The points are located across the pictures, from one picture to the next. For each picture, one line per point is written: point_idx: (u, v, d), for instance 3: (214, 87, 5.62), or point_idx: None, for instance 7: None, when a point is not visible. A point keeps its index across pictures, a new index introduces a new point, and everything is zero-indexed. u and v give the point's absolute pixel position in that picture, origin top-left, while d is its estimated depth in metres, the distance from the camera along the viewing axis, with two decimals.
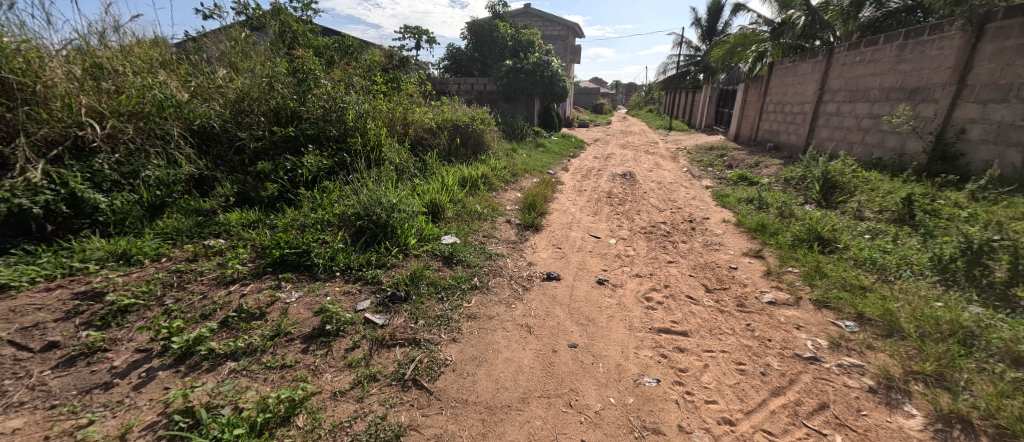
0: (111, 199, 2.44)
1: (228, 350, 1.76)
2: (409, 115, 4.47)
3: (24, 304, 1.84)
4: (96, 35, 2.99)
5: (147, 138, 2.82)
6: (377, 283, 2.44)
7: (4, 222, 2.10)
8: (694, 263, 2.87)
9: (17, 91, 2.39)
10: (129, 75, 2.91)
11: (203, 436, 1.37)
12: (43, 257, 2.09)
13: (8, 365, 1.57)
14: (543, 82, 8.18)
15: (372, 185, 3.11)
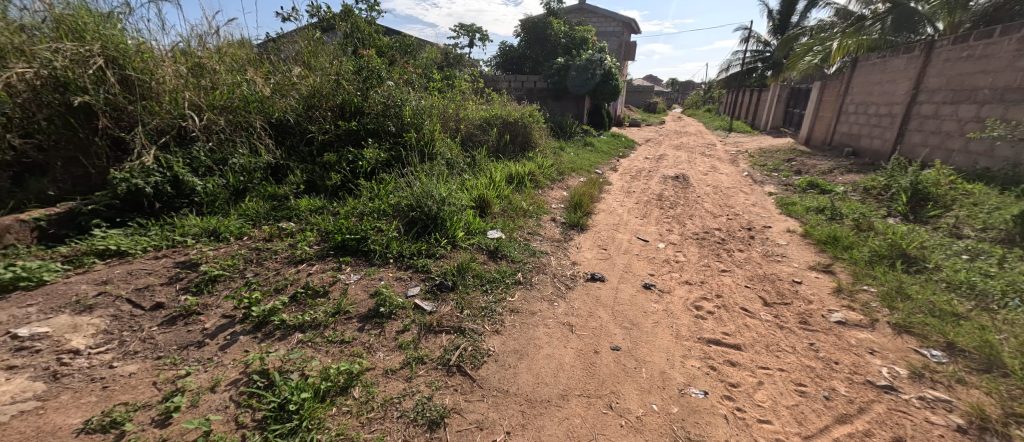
0: (205, 183, 2.74)
1: (296, 322, 1.94)
2: (461, 112, 4.59)
3: (138, 268, 2.14)
4: (197, 38, 3.36)
5: (234, 130, 3.13)
6: (427, 271, 2.55)
7: (123, 198, 2.46)
8: (751, 273, 2.75)
9: (138, 87, 2.77)
10: (222, 74, 3.23)
11: (276, 396, 1.53)
12: (151, 230, 2.40)
13: (126, 319, 1.84)
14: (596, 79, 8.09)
15: (426, 179, 3.24)
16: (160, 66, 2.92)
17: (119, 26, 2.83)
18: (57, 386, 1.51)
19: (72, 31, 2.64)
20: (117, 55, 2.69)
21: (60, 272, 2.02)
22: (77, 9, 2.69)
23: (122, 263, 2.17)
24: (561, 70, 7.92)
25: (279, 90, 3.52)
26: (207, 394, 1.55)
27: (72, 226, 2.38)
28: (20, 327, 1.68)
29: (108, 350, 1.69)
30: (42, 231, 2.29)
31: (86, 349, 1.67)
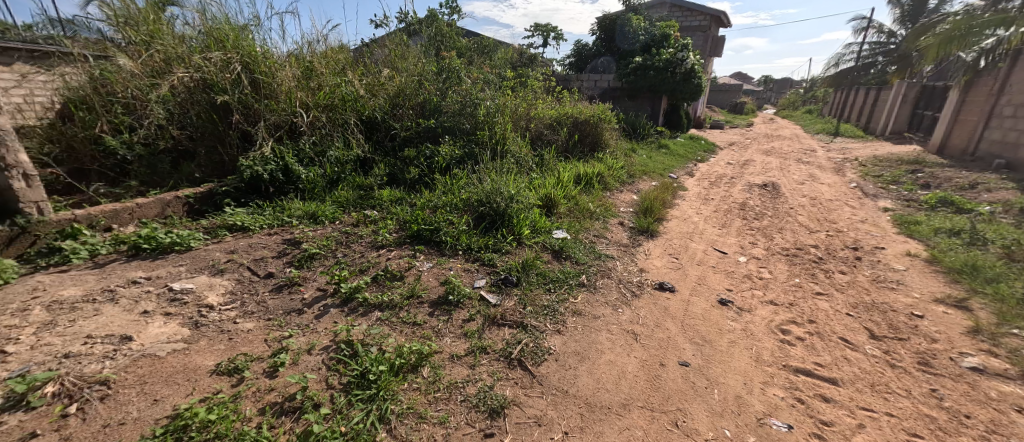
0: (308, 172, 3.09)
1: (377, 302, 2.12)
2: (533, 110, 4.64)
3: (257, 241, 2.52)
4: (308, 44, 3.71)
5: (334, 126, 3.47)
6: (493, 266, 2.64)
7: (248, 183, 2.91)
8: (854, 300, 2.47)
9: (264, 89, 3.21)
10: (327, 76, 3.56)
11: (358, 366, 1.70)
12: (266, 211, 2.78)
13: (248, 284, 2.17)
14: (675, 80, 7.67)
15: (495, 176, 3.34)
16: (279, 69, 3.31)
17: (252, 37, 3.27)
18: (197, 334, 1.79)
19: (218, 41, 3.13)
20: (250, 61, 3.16)
21: (199, 241, 2.43)
22: (222, 22, 3.18)
23: (243, 237, 2.56)
24: (636, 70, 7.70)
25: (371, 90, 3.82)
26: (305, 356, 1.76)
27: (211, 203, 2.85)
28: (175, 281, 2.08)
29: (233, 309, 1.99)
30: (189, 208, 2.76)
31: (217, 305, 1.98)
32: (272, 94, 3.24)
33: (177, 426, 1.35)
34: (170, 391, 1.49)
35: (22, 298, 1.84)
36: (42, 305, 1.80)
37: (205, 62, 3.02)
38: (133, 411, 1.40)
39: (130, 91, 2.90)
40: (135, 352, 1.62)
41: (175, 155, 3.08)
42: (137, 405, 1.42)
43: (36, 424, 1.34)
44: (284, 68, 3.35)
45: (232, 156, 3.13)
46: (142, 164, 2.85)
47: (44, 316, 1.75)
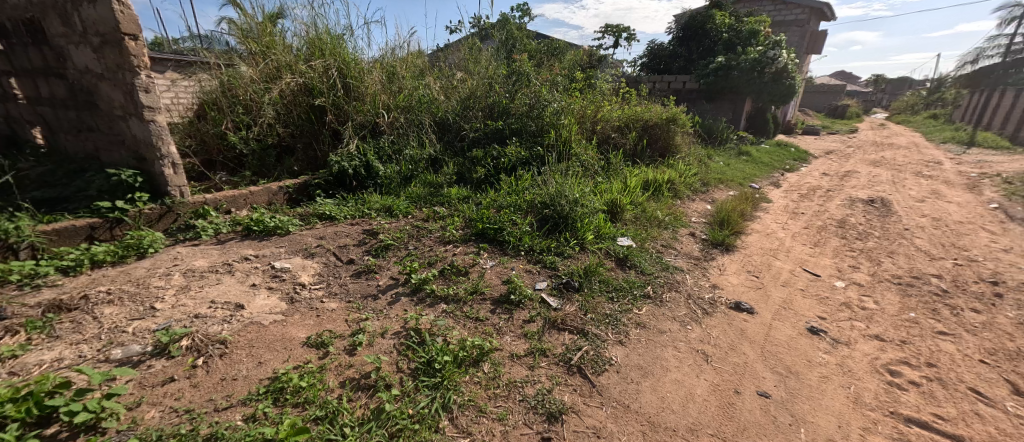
0: (386, 169, 3.32)
1: (442, 295, 2.26)
2: (600, 113, 4.56)
3: (341, 229, 2.78)
4: (392, 51, 4.05)
5: (410, 125, 3.70)
6: (553, 269, 2.65)
7: (335, 178, 3.21)
8: (992, 346, 2.11)
9: (354, 91, 3.53)
10: (406, 80, 3.88)
11: (424, 354, 1.80)
12: (349, 203, 3.02)
13: (335, 267, 2.44)
14: (762, 80, 7.12)
15: (560, 179, 3.34)
16: (365, 73, 3.63)
17: (347, 45, 3.65)
18: (292, 308, 2.08)
19: (319, 50, 3.52)
20: (343, 67, 3.51)
21: (295, 227, 2.73)
22: (324, 34, 3.55)
23: (330, 225, 2.82)
24: (716, 70, 7.27)
25: (445, 93, 4.11)
26: (378, 339, 1.92)
27: (306, 193, 3.17)
28: (276, 259, 2.40)
29: (320, 288, 2.26)
30: (288, 197, 3.10)
31: (308, 283, 2.27)
32: (360, 96, 3.57)
33: (275, 387, 1.56)
34: (272, 356, 1.73)
35: (163, 265, 2.20)
36: (180, 270, 2.17)
37: (308, 69, 3.40)
38: (243, 370, 1.64)
39: (250, 95, 3.27)
40: (244, 318, 1.93)
41: (279, 149, 3.42)
42: (246, 365, 1.67)
43: (173, 371, 1.60)
44: (371, 73, 3.67)
45: (323, 152, 3.45)
46: (255, 157, 3.20)
47: (179, 282, 2.08)
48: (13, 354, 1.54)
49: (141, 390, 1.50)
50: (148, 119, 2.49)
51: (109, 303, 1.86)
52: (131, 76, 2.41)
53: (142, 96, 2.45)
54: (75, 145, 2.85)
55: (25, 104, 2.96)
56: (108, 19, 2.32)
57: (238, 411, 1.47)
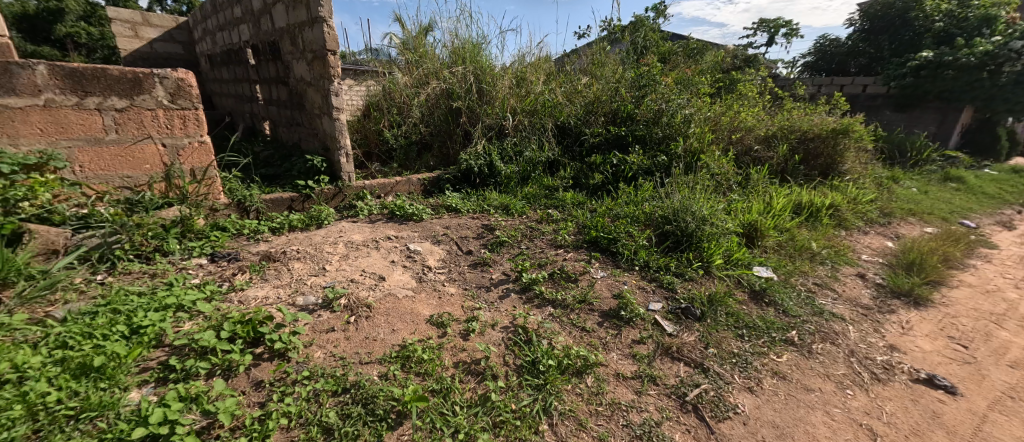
0: (508, 169, 3.47)
1: (550, 298, 2.29)
2: (742, 122, 4.05)
3: (463, 221, 3.02)
4: (522, 58, 4.30)
5: (535, 129, 3.82)
6: (671, 291, 2.46)
7: (464, 174, 3.50)
8: None
9: (487, 93, 3.87)
10: (534, 85, 4.07)
11: (530, 354, 1.86)
12: (472, 199, 3.27)
13: (461, 256, 2.65)
14: (993, 87, 5.47)
15: (686, 193, 3.08)
16: (497, 77, 3.96)
17: (484, 53, 4.01)
18: (421, 286, 2.35)
19: (461, 60, 3.96)
20: (479, 72, 3.86)
21: (427, 215, 3.05)
22: (466, 44, 4.00)
23: (454, 216, 3.08)
24: (919, 73, 5.77)
25: (569, 97, 4.14)
26: (489, 330, 2.04)
27: (437, 186, 3.50)
28: (411, 242, 2.72)
29: (443, 272, 2.50)
30: (423, 188, 3.46)
31: (433, 267, 2.52)
32: (491, 100, 3.87)
33: (404, 353, 1.80)
34: (402, 325, 2.00)
35: (332, 235, 2.67)
36: (342, 241, 2.61)
37: (450, 75, 3.82)
38: (380, 334, 1.93)
39: (403, 98, 3.88)
40: (383, 288, 2.25)
41: (419, 145, 3.91)
42: (383, 329, 1.96)
43: (334, 322, 1.98)
44: (501, 79, 3.95)
45: (454, 150, 3.81)
46: (401, 151, 3.71)
47: (339, 250, 2.52)
48: (242, 287, 2.07)
49: (311, 334, 1.89)
50: (332, 117, 2.98)
51: (296, 259, 2.36)
52: (327, 83, 2.89)
53: (333, 99, 2.94)
54: (291, 135, 3.70)
55: (264, 105, 3.96)
56: (319, 39, 2.81)
57: (375, 367, 1.74)
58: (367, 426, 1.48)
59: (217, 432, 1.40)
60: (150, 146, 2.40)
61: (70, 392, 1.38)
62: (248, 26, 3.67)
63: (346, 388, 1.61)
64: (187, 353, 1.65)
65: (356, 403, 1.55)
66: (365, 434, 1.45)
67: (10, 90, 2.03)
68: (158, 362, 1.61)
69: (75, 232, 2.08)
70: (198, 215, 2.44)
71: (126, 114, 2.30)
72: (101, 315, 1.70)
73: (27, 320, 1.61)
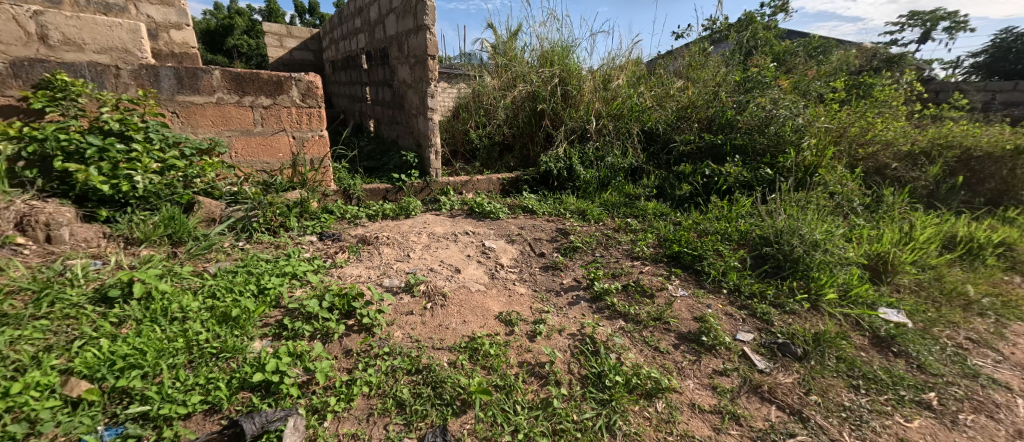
0: (588, 173, 3.50)
1: (623, 311, 2.20)
2: (875, 133, 3.42)
3: (536, 223, 3.08)
4: (612, 62, 4.24)
5: (619, 135, 3.78)
6: (767, 323, 2.19)
7: (541, 176, 3.61)
8: None
9: (574, 99, 3.88)
10: (621, 87, 3.94)
11: (597, 365, 1.81)
12: (548, 201, 3.34)
13: (535, 258, 2.69)
14: None
15: (798, 213, 2.77)
16: (584, 80, 3.93)
17: (573, 56, 4.02)
18: (492, 282, 2.42)
19: (549, 63, 4.01)
20: (567, 75, 3.88)
21: (503, 214, 3.16)
22: (555, 48, 4.05)
23: (530, 217, 3.17)
24: None
25: (659, 101, 4.00)
26: (555, 335, 2.02)
27: (515, 186, 3.65)
28: (487, 239, 2.84)
29: (515, 271, 2.55)
30: (502, 187, 3.62)
31: (506, 265, 2.59)
32: (576, 104, 3.89)
33: (472, 345, 1.87)
34: (473, 318, 2.08)
35: (417, 226, 2.90)
36: (426, 232, 2.81)
37: (536, 78, 3.90)
38: (452, 323, 2.03)
39: (489, 101, 4.03)
40: (458, 280, 2.37)
41: (500, 146, 4.06)
42: (455, 319, 2.06)
43: (414, 306, 2.13)
44: (588, 82, 3.92)
45: (534, 152, 3.94)
46: (484, 151, 3.90)
47: (422, 240, 2.71)
48: (341, 264, 2.34)
49: (393, 314, 2.05)
50: (427, 116, 3.24)
51: (385, 244, 2.60)
52: (425, 86, 3.15)
53: (429, 100, 3.19)
54: (390, 133, 4.10)
55: (372, 105, 4.44)
56: (422, 45, 3.06)
57: (447, 353, 1.84)
58: (434, 408, 1.58)
59: (314, 388, 1.61)
60: (284, 138, 2.85)
61: (214, 335, 1.70)
62: (367, 36, 4.16)
63: (419, 369, 1.73)
64: (296, 315, 1.92)
65: (427, 384, 1.66)
66: (433, 415, 1.55)
67: (194, 89, 2.51)
68: (275, 320, 1.90)
69: (227, 205, 2.56)
70: (314, 198, 2.83)
71: (271, 110, 2.76)
72: (237, 274, 2.05)
73: (191, 271, 2.03)
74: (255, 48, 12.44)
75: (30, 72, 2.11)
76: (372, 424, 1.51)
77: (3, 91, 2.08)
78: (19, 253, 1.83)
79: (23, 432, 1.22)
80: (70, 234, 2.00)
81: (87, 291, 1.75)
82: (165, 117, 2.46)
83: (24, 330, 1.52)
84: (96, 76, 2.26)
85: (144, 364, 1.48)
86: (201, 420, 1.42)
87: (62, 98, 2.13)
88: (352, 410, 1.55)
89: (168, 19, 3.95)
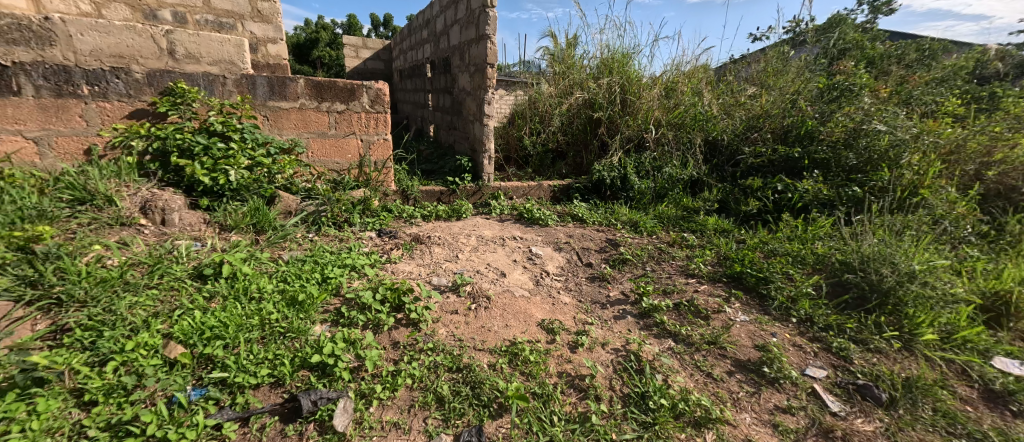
0: (642, 184, 3.48)
1: (672, 330, 2.09)
2: (995, 148, 2.94)
3: (584, 233, 3.07)
4: (675, 68, 4.15)
5: (677, 145, 3.75)
6: (845, 362, 1.95)
7: (592, 186, 3.64)
8: None
9: (627, 104, 3.91)
10: (685, 95, 3.93)
11: (642, 385, 1.74)
12: (598, 211, 3.36)
13: (581, 268, 2.67)
14: None
15: (892, 238, 2.46)
16: (645, 88, 3.95)
17: (633, 63, 4.03)
18: (536, 289, 2.43)
19: (608, 70, 4.02)
20: (625, 83, 3.88)
21: (552, 221, 3.19)
22: (614, 54, 4.07)
23: (579, 226, 3.18)
24: None
25: (727, 110, 3.88)
26: (598, 348, 1.98)
27: (565, 194, 3.69)
28: (534, 245, 2.86)
29: (560, 280, 2.54)
30: (552, 194, 3.67)
31: (552, 273, 2.59)
32: (634, 112, 3.89)
33: (513, 350, 1.89)
34: (515, 323, 2.10)
35: (467, 228, 3.00)
36: (475, 235, 2.90)
37: (595, 86, 3.92)
38: (495, 326, 2.07)
39: (544, 107, 4.07)
40: (503, 284, 2.41)
41: (554, 153, 4.10)
42: (498, 322, 2.09)
43: (459, 305, 2.20)
44: (647, 91, 3.92)
45: (588, 160, 3.97)
46: (537, 158, 3.97)
47: (471, 242, 2.80)
48: (394, 260, 2.49)
49: (439, 312, 2.13)
50: (483, 122, 3.36)
51: (436, 244, 2.73)
52: (484, 93, 3.26)
53: (487, 107, 3.30)
54: (448, 138, 4.28)
55: (433, 111, 4.67)
56: (483, 54, 3.18)
57: (489, 356, 1.88)
58: (471, 408, 1.62)
59: (363, 374, 1.72)
60: (353, 141, 3.11)
61: (283, 315, 1.89)
62: (433, 46, 4.40)
63: (459, 367, 1.78)
64: (353, 304, 2.07)
65: (466, 384, 1.71)
66: (470, 415, 1.59)
67: (282, 95, 2.82)
68: (334, 308, 2.05)
69: (302, 200, 2.84)
70: (376, 197, 3.06)
71: (344, 115, 3.02)
72: (306, 263, 2.26)
73: (269, 257, 2.28)
74: (338, 58, 13.51)
75: (159, 81, 2.49)
76: (413, 415, 1.58)
77: (140, 97, 2.48)
78: (141, 233, 2.17)
79: (133, 383, 1.46)
80: (178, 219, 2.33)
81: (189, 268, 2.02)
82: (258, 120, 2.79)
83: (139, 297, 1.78)
84: (208, 84, 2.63)
85: (227, 336, 1.69)
86: (268, 392, 1.59)
87: (181, 103, 2.53)
88: (396, 399, 1.63)
89: (267, 34, 4.50)
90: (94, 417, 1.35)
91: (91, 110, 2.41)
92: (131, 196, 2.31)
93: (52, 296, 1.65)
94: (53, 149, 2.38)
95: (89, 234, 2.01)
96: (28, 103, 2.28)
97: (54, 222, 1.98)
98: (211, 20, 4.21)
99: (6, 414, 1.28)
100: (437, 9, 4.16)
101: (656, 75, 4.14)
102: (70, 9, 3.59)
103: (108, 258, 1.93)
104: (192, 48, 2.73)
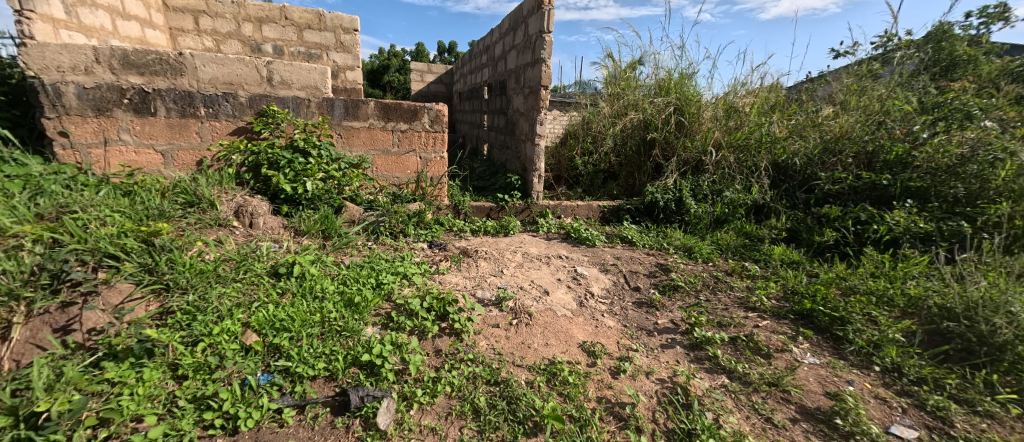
0: (698, 208, 3.36)
1: (726, 365, 1.94)
2: None
3: (634, 257, 3.01)
4: (741, 87, 3.96)
5: (741, 168, 3.57)
6: (944, 424, 1.65)
7: (647, 208, 3.54)
8: None
9: (686, 126, 3.79)
10: (751, 116, 3.74)
11: (688, 422, 1.62)
12: (650, 234, 3.28)
13: (627, 291, 2.61)
14: None
15: (1007, 282, 2.11)
16: (703, 108, 3.82)
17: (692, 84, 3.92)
18: (580, 310, 2.39)
19: (666, 90, 3.94)
20: (683, 105, 3.80)
21: (599, 241, 3.19)
22: (674, 76, 3.99)
23: (628, 248, 3.14)
24: None
25: (799, 132, 3.62)
26: (641, 377, 1.89)
27: (617, 215, 3.64)
28: (579, 265, 2.85)
29: (605, 303, 2.48)
30: (602, 215, 3.65)
31: (597, 294, 2.55)
32: (692, 133, 3.77)
33: (551, 369, 1.88)
34: (556, 342, 2.09)
35: (514, 245, 3.08)
36: (521, 252, 2.96)
37: (649, 106, 3.87)
38: (535, 343, 2.07)
39: (600, 127, 4.07)
40: (546, 302, 2.40)
41: (607, 173, 4.07)
42: (538, 340, 2.09)
43: (500, 319, 2.23)
44: (707, 112, 3.79)
45: (641, 182, 3.90)
46: (589, 177, 3.98)
47: (516, 259, 2.85)
48: (442, 270, 2.62)
49: (481, 323, 2.18)
50: (534, 141, 3.46)
51: (482, 258, 2.82)
52: (537, 114, 3.37)
53: (539, 128, 3.40)
54: (500, 156, 4.44)
55: (488, 131, 4.87)
56: (538, 77, 3.29)
57: (529, 373, 1.88)
58: (507, 422, 1.61)
59: (406, 377, 1.79)
60: (413, 158, 3.35)
61: (341, 315, 2.04)
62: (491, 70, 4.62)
63: (497, 381, 1.80)
64: (402, 310, 2.17)
65: (502, 398, 1.71)
66: (504, 429, 1.58)
67: (355, 116, 3.13)
68: (384, 312, 2.17)
69: (366, 210, 3.09)
70: (429, 211, 3.26)
71: (407, 134, 3.28)
72: (363, 268, 2.44)
73: (333, 261, 2.50)
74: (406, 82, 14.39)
75: (258, 104, 2.90)
76: (450, 423, 1.61)
77: (241, 117, 2.90)
78: (233, 233, 2.51)
79: (215, 363, 1.67)
80: (262, 222, 2.68)
81: (267, 266, 2.28)
82: (334, 138, 3.12)
83: (226, 288, 2.03)
84: (296, 107, 3.00)
85: (292, 329, 1.87)
86: (322, 384, 1.73)
87: (273, 122, 2.92)
88: (435, 405, 1.68)
89: (347, 62, 5.04)
90: (184, 389, 1.56)
91: (205, 128, 2.86)
92: (227, 201, 2.68)
93: (161, 282, 1.93)
94: (175, 161, 2.86)
95: (194, 231, 2.35)
96: (160, 122, 2.76)
97: (169, 220, 2.34)
98: (302, 51, 4.80)
99: (120, 378, 1.52)
100: (496, 36, 4.39)
101: (718, 95, 3.99)
102: (196, 45, 4.37)
103: (207, 253, 2.23)
104: (285, 76, 3.13)
